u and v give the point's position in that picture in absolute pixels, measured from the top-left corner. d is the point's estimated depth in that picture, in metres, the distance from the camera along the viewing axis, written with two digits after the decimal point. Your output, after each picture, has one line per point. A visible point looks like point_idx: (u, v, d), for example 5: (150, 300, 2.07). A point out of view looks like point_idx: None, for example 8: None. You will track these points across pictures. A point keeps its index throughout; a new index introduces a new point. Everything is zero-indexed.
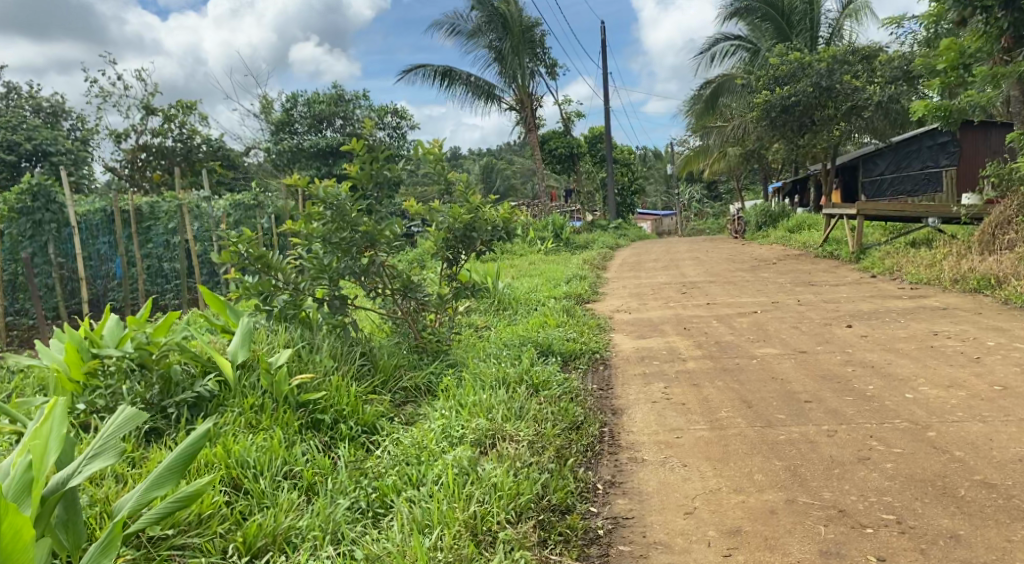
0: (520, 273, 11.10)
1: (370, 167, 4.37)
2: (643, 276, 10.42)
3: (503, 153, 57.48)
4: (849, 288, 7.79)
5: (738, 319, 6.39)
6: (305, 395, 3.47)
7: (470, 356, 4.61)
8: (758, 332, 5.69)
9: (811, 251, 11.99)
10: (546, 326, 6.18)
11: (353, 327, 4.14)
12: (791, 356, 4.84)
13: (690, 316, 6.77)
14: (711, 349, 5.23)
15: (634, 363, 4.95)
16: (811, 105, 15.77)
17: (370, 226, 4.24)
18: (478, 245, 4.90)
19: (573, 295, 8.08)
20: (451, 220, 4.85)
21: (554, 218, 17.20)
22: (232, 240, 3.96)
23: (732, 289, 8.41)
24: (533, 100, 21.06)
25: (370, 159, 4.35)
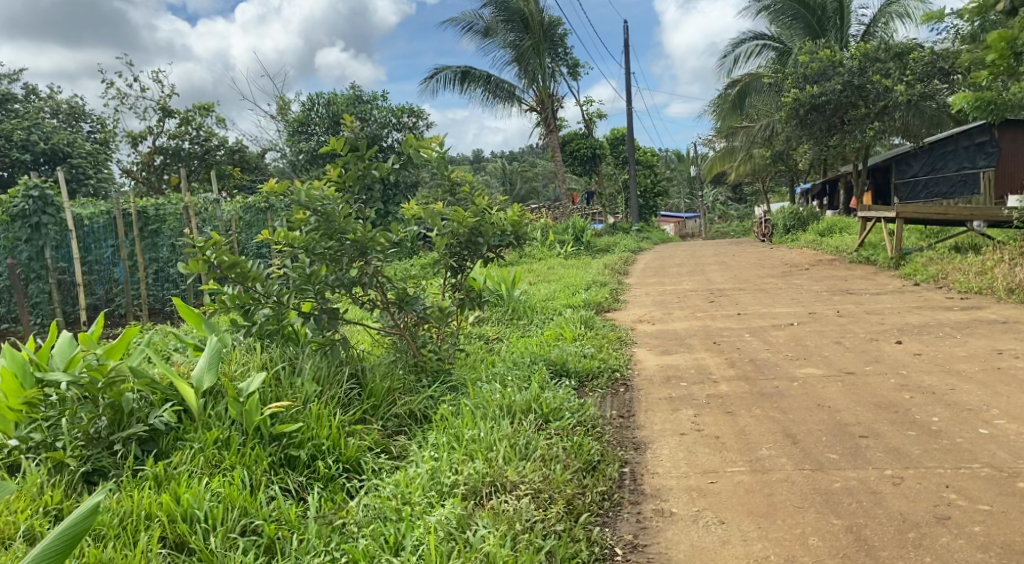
0: (538, 279, 10.62)
1: (356, 167, 4.20)
2: (667, 282, 9.89)
3: (525, 155, 57.10)
4: (892, 297, 7.18)
5: (772, 333, 5.84)
6: (278, 427, 3.02)
7: (474, 377, 4.15)
8: (796, 348, 5.13)
9: (845, 256, 11.34)
10: (562, 340, 5.66)
11: (342, 347, 3.68)
12: (837, 378, 4.28)
13: (720, 328, 6.22)
14: (744, 368, 4.68)
15: (659, 384, 4.44)
16: (842, 103, 15.08)
17: (360, 233, 3.78)
18: (484, 252, 4.44)
19: (593, 304, 7.57)
20: (454, 225, 4.36)
21: (575, 220, 16.65)
22: (202, 247, 3.48)
23: (764, 297, 7.83)
24: (554, 100, 20.52)
25: (354, 162, 4.21)
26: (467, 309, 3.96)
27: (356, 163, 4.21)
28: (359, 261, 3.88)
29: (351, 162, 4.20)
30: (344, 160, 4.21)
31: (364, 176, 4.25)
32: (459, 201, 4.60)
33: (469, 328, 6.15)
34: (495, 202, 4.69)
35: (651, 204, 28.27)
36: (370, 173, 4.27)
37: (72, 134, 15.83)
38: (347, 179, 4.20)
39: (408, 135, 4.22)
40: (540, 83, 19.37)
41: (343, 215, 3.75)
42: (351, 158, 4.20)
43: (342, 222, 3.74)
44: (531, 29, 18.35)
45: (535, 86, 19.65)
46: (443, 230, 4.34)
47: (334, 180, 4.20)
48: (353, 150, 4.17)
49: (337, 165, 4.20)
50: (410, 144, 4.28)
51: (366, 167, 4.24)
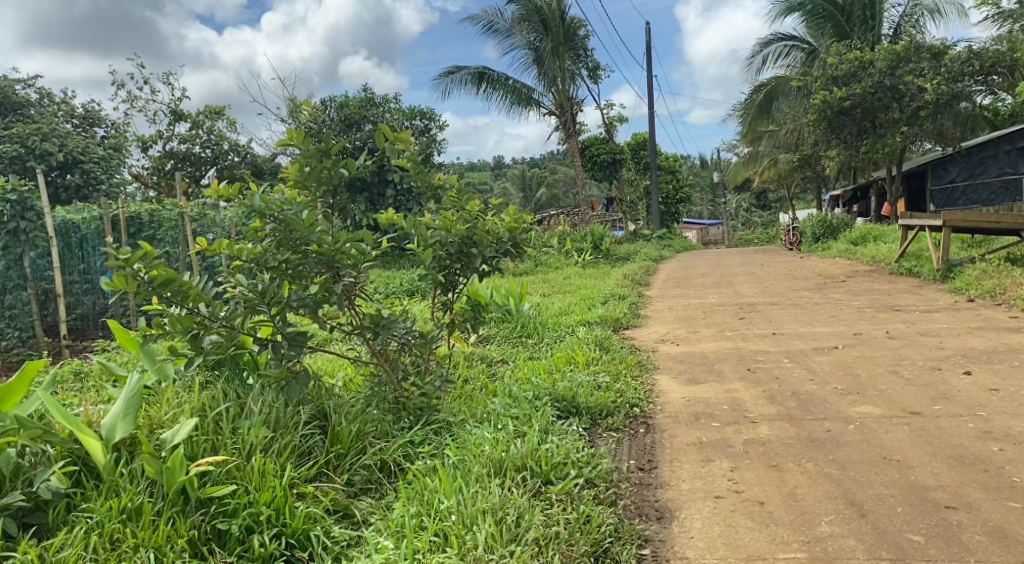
0: (554, 290, 9.94)
1: (320, 165, 3.68)
2: (692, 295, 9.16)
3: (545, 162, 56.55)
4: (946, 316, 6.38)
5: (815, 358, 5.10)
6: (206, 490, 2.42)
7: (464, 418, 3.49)
8: (846, 380, 4.39)
9: (883, 267, 10.53)
10: (573, 367, 4.98)
11: (306, 381, 3.07)
12: (901, 420, 3.55)
13: (753, 351, 5.49)
14: (787, 405, 3.96)
15: (687, 424, 3.76)
16: (871, 106, 14.27)
17: (326, 243, 3.18)
18: (479, 265, 3.85)
19: (610, 320, 6.88)
20: (444, 232, 3.77)
21: (594, 227, 15.95)
22: (129, 260, 2.84)
23: (799, 314, 7.07)
24: (573, 104, 19.81)
25: (316, 163, 3.67)
26: (453, 336, 3.29)
27: (320, 163, 3.69)
28: (324, 276, 3.26)
29: (313, 159, 3.65)
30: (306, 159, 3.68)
31: (329, 178, 3.72)
32: (445, 206, 4.05)
33: (469, 348, 5.49)
34: (489, 206, 4.12)
35: (673, 211, 27.48)
36: (339, 173, 3.76)
37: (84, 140, 15.44)
38: (309, 181, 3.67)
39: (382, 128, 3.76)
40: (559, 87, 18.69)
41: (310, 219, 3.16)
42: (314, 156, 3.65)
43: (307, 229, 3.15)
44: (550, 30, 17.69)
45: (554, 89, 18.97)
46: (429, 239, 3.76)
47: (294, 182, 3.67)
48: (315, 148, 3.64)
49: (296, 162, 3.67)
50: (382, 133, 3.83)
51: (334, 166, 3.72)
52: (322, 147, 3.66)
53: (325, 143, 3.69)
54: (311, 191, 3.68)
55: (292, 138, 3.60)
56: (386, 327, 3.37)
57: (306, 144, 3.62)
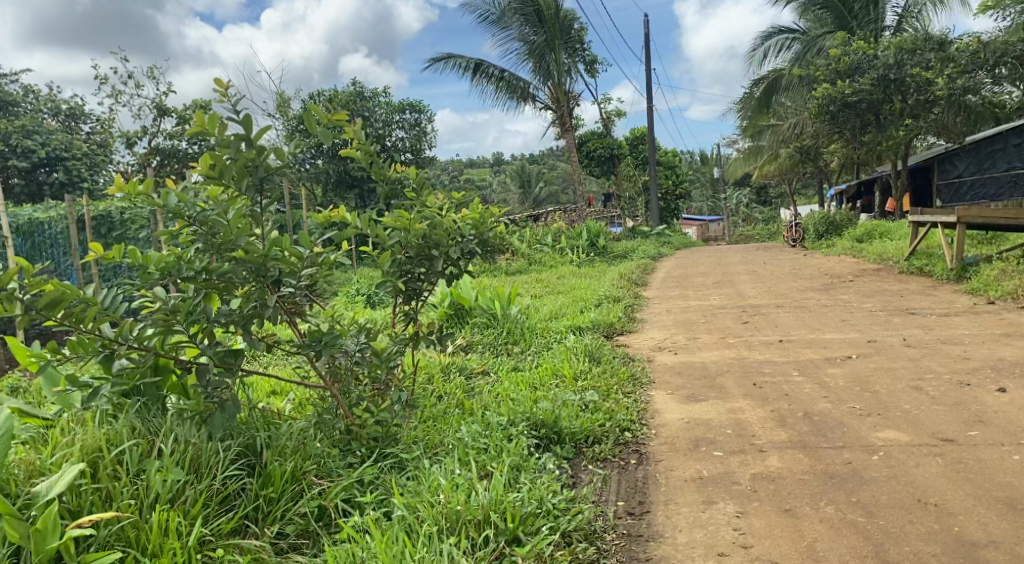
0: (547, 291, 9.43)
1: (244, 155, 2.83)
2: (692, 296, 8.67)
3: (545, 158, 56.06)
4: (966, 321, 5.88)
5: (828, 370, 4.61)
6: (85, 558, 1.98)
7: (424, 451, 3.04)
8: (864, 397, 3.90)
9: (892, 265, 10.05)
10: (560, 381, 4.48)
11: (233, 411, 2.62)
12: (933, 450, 3.06)
13: (757, 361, 5.00)
14: (800, 429, 3.47)
15: (685, 454, 3.28)
16: (876, 100, 13.73)
17: (254, 250, 2.73)
18: (442, 267, 3.39)
19: (603, 326, 6.40)
20: (401, 233, 3.34)
21: (591, 224, 15.42)
22: (1, 278, 2.36)
23: (806, 319, 6.57)
24: (570, 98, 19.25)
25: (237, 154, 2.81)
26: (402, 356, 2.82)
27: (242, 156, 2.83)
28: (254, 285, 2.79)
29: (230, 150, 2.79)
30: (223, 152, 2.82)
31: (255, 170, 2.87)
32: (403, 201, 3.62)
33: (447, 359, 5.03)
34: (452, 202, 3.69)
35: (673, 207, 26.98)
36: (269, 164, 2.90)
37: (68, 135, 14.85)
38: (230, 179, 2.82)
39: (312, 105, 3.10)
40: (556, 81, 18.15)
41: (238, 224, 2.72)
42: (230, 147, 2.79)
43: (234, 233, 2.70)
44: (545, 23, 17.14)
45: (550, 84, 18.43)
46: (386, 241, 3.32)
47: (209, 180, 2.83)
48: (237, 134, 2.77)
49: (212, 155, 2.78)
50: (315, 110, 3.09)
51: (263, 158, 2.87)
52: (244, 132, 2.79)
53: (248, 127, 2.78)
54: (232, 188, 2.84)
55: (202, 126, 2.76)
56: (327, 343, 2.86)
57: (224, 133, 2.78)
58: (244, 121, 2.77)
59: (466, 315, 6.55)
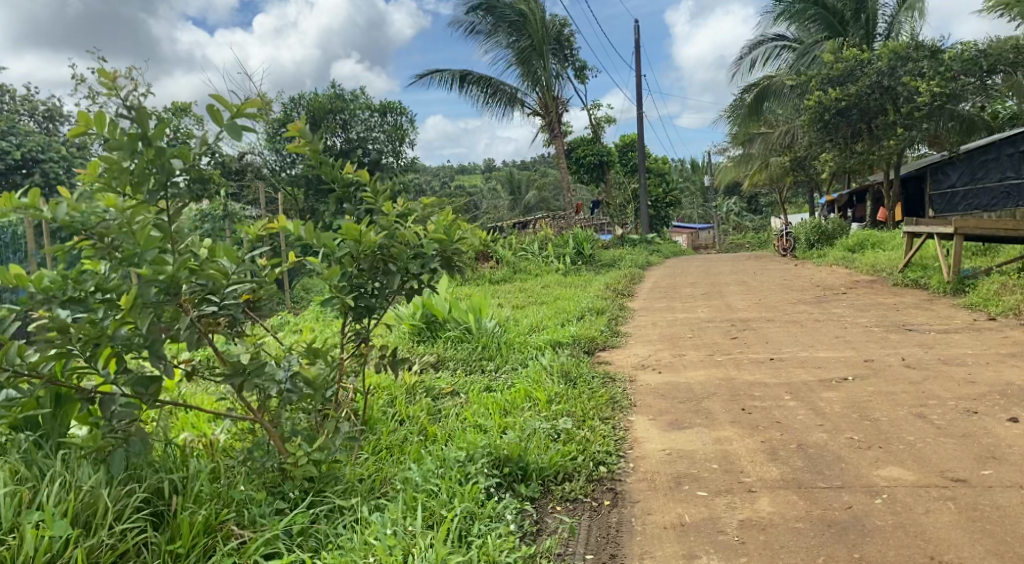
0: (529, 302, 9.07)
1: (145, 156, 2.48)
2: (680, 309, 8.32)
3: (536, 165, 55.76)
4: (968, 339, 5.56)
5: (823, 394, 4.27)
6: None
7: (368, 494, 2.71)
8: (863, 427, 3.55)
9: (885, 278, 9.76)
10: (533, 405, 4.13)
11: (138, 448, 2.30)
12: (942, 492, 2.72)
13: (747, 383, 4.65)
14: (793, 465, 3.13)
15: (664, 494, 2.92)
16: (868, 106, 13.51)
17: (163, 270, 2.44)
18: (399, 285, 3.03)
19: (585, 341, 6.05)
20: (352, 244, 2.97)
21: (578, 232, 15.06)
22: None
23: (798, 335, 6.23)
24: (559, 104, 18.95)
25: (135, 155, 2.46)
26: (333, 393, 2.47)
27: (141, 159, 2.48)
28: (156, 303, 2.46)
29: (125, 152, 2.44)
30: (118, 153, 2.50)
31: (159, 172, 2.52)
32: (354, 207, 3.34)
33: (414, 378, 4.65)
34: (417, 211, 3.32)
35: (663, 215, 26.73)
36: (173, 166, 2.56)
37: (44, 136, 14.41)
38: (129, 183, 2.50)
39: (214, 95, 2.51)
40: (544, 87, 17.82)
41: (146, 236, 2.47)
42: (125, 148, 2.43)
43: (142, 247, 2.45)
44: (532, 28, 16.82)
45: (538, 89, 18.10)
46: (335, 253, 2.96)
47: (105, 187, 2.50)
48: (132, 133, 2.43)
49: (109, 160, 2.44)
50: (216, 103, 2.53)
51: (167, 160, 2.53)
52: (139, 129, 2.44)
53: (143, 123, 2.44)
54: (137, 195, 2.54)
55: (87, 123, 2.43)
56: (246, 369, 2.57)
57: (116, 131, 2.45)
58: (137, 116, 2.44)
59: (439, 329, 6.17)
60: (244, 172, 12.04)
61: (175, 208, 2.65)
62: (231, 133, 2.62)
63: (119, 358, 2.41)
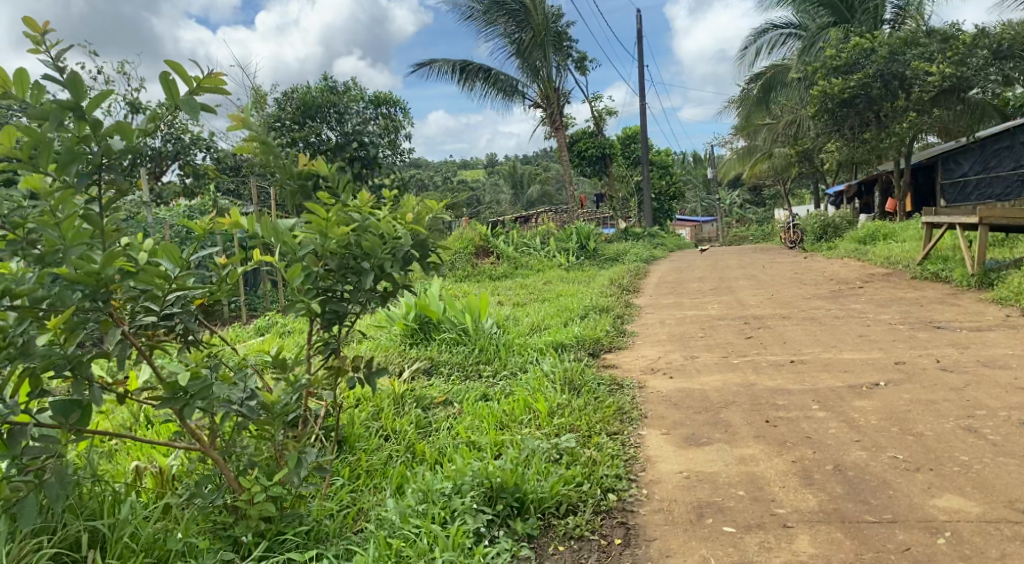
0: (530, 299, 8.64)
1: (74, 131, 1.98)
2: (688, 306, 7.89)
3: (536, 159, 55.26)
4: (1003, 337, 5.14)
5: (855, 402, 3.85)
6: None
7: (335, 535, 2.33)
8: (907, 444, 3.14)
9: (903, 270, 9.34)
10: (533, 418, 3.72)
11: (55, 492, 1.87)
12: (1015, 532, 2.31)
13: (768, 389, 4.22)
14: (833, 491, 2.72)
15: (681, 529, 2.50)
16: (875, 96, 12.95)
17: (87, 267, 1.96)
18: (372, 283, 2.64)
19: (588, 342, 5.63)
20: (317, 238, 2.64)
21: (580, 226, 14.63)
22: None
23: (818, 334, 5.80)
24: (560, 95, 18.44)
25: (60, 129, 1.95)
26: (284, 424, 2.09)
27: (70, 135, 1.99)
28: (80, 312, 1.99)
29: (50, 122, 1.94)
30: (42, 125, 2.00)
31: (89, 154, 2.02)
32: (315, 200, 3.03)
33: (402, 386, 4.22)
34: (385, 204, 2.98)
35: (666, 208, 26.26)
36: (110, 144, 2.05)
37: None
38: (49, 161, 1.97)
39: (170, 62, 2.04)
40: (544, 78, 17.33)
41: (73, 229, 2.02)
42: (51, 118, 1.94)
43: (67, 240, 2.00)
44: (531, 18, 16.33)
45: (539, 80, 17.62)
46: (297, 253, 2.61)
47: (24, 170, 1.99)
48: (58, 102, 1.94)
49: (30, 132, 1.93)
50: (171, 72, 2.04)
51: (103, 139, 2.03)
52: (71, 99, 1.96)
53: (75, 90, 1.97)
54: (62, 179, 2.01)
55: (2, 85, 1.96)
56: (190, 391, 2.11)
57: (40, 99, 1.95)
58: (69, 82, 1.97)
59: (432, 330, 5.75)
60: (236, 169, 11.60)
61: (111, 196, 2.14)
62: (189, 112, 2.03)
63: (37, 382, 1.95)
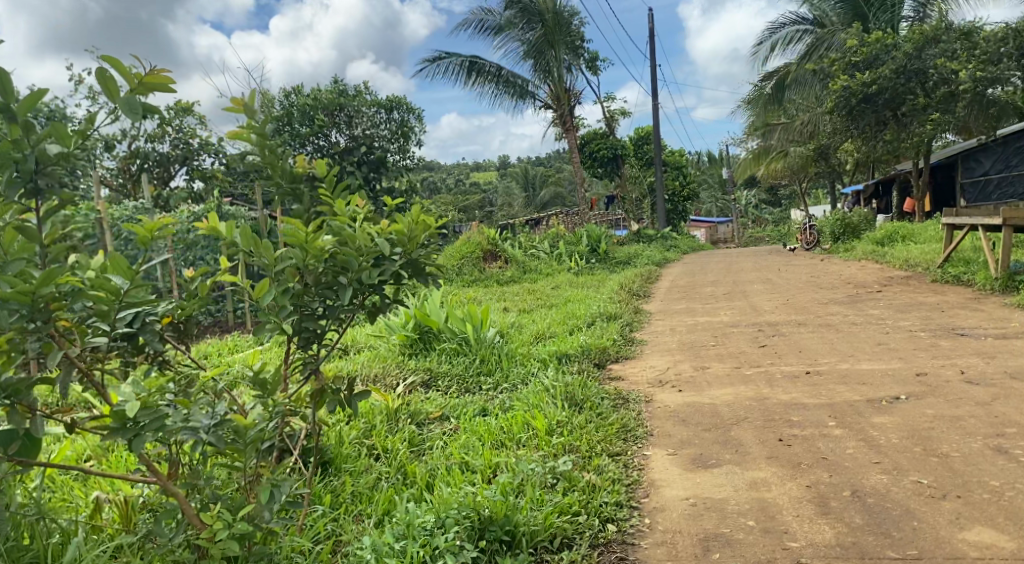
0: (539, 305, 8.44)
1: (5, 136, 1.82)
2: (700, 312, 7.66)
3: (550, 162, 55.10)
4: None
5: (875, 418, 3.62)
6: None
7: None
8: (933, 467, 2.91)
9: (923, 274, 9.06)
10: (532, 437, 3.52)
11: None
12: None
13: (782, 404, 4.00)
14: (852, 521, 2.51)
15: None
16: (897, 92, 12.52)
17: (20, 284, 1.76)
18: (350, 298, 2.49)
19: (595, 352, 5.43)
20: (297, 251, 2.51)
21: (591, 228, 14.40)
22: None
23: (835, 342, 5.56)
24: (571, 97, 18.23)
25: None
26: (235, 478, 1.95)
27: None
28: (16, 335, 1.81)
29: None
30: None
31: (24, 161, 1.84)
32: (302, 208, 2.90)
33: (396, 400, 4.03)
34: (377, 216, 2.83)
35: (680, 209, 25.95)
36: (46, 149, 1.89)
37: None
38: None
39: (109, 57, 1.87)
40: (555, 80, 17.13)
41: (15, 243, 1.86)
42: None
43: (9, 255, 1.83)
44: (542, 18, 16.13)
45: (549, 82, 17.42)
46: (275, 266, 2.50)
47: None
48: None
49: None
50: (110, 69, 1.87)
51: (37, 143, 1.87)
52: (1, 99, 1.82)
53: (4, 90, 1.83)
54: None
55: None
56: (142, 422, 1.91)
57: None
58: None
59: (433, 340, 5.57)
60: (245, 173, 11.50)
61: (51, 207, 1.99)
62: (128, 110, 1.85)
63: None
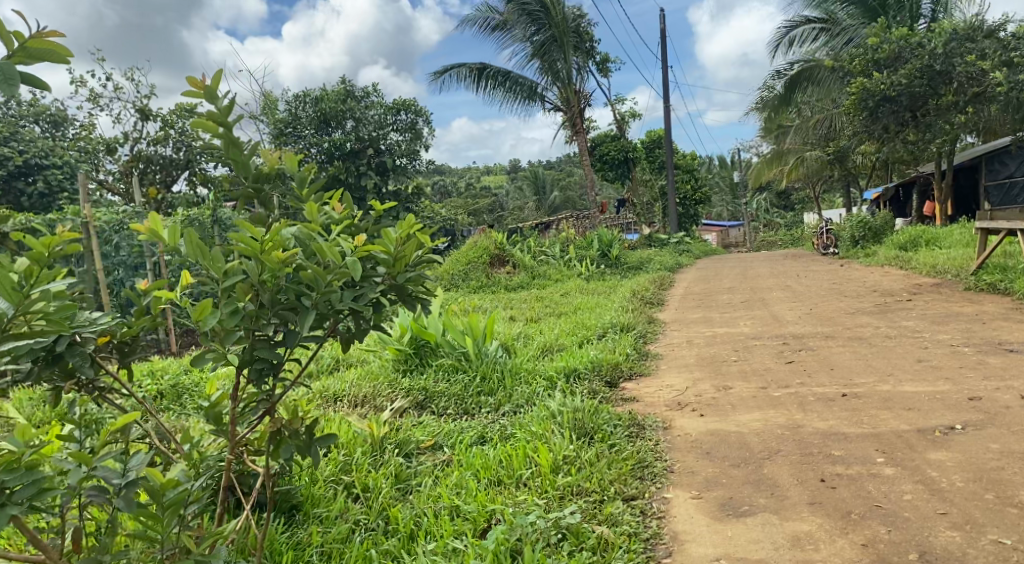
0: (548, 314, 7.98)
1: None
2: (718, 322, 7.19)
3: (560, 165, 54.56)
4: None
5: (934, 453, 3.12)
6: None
7: None
8: (1014, 522, 2.43)
9: (954, 282, 8.52)
10: (534, 473, 3.07)
11: None
12: None
13: (819, 433, 3.52)
14: None
15: None
16: (917, 94, 11.75)
17: None
18: (312, 326, 2.05)
19: (606, 368, 4.97)
20: (252, 263, 2.07)
21: (602, 232, 13.86)
22: None
23: (870, 358, 5.07)
24: (581, 98, 17.76)
25: None
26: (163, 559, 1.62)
27: None
28: None
29: None
30: None
31: None
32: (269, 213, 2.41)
33: (383, 428, 3.59)
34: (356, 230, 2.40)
35: (692, 212, 25.40)
36: None
37: None
38: None
39: None
40: (564, 82, 16.65)
41: None
42: None
43: None
44: (550, 19, 15.66)
45: (558, 84, 16.96)
46: (224, 279, 2.05)
47: None
48: None
49: None
50: None
51: None
52: None
53: None
54: None
55: None
56: (11, 488, 1.48)
57: None
58: None
59: (429, 355, 5.13)
60: None
61: None
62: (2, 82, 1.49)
63: None
